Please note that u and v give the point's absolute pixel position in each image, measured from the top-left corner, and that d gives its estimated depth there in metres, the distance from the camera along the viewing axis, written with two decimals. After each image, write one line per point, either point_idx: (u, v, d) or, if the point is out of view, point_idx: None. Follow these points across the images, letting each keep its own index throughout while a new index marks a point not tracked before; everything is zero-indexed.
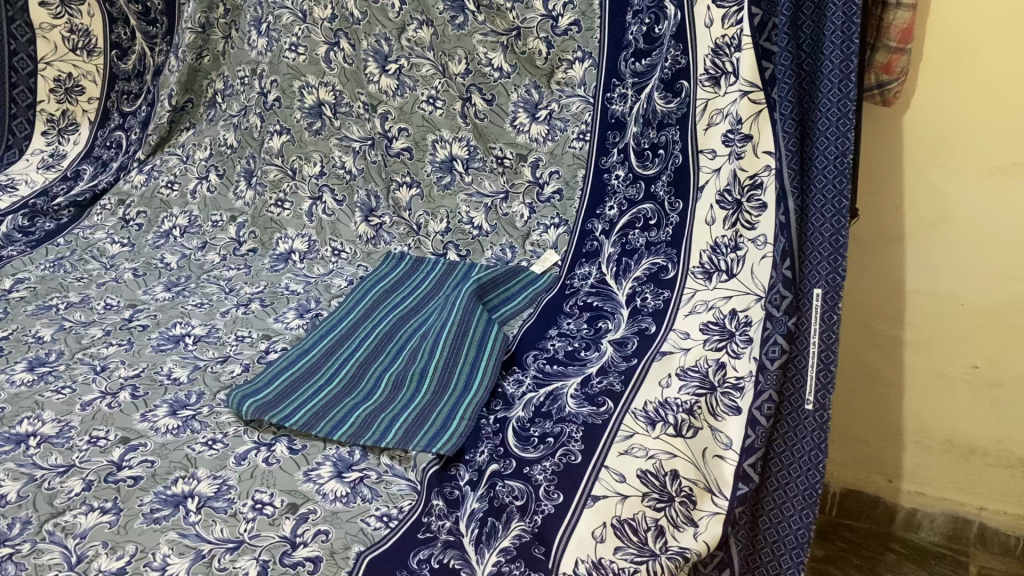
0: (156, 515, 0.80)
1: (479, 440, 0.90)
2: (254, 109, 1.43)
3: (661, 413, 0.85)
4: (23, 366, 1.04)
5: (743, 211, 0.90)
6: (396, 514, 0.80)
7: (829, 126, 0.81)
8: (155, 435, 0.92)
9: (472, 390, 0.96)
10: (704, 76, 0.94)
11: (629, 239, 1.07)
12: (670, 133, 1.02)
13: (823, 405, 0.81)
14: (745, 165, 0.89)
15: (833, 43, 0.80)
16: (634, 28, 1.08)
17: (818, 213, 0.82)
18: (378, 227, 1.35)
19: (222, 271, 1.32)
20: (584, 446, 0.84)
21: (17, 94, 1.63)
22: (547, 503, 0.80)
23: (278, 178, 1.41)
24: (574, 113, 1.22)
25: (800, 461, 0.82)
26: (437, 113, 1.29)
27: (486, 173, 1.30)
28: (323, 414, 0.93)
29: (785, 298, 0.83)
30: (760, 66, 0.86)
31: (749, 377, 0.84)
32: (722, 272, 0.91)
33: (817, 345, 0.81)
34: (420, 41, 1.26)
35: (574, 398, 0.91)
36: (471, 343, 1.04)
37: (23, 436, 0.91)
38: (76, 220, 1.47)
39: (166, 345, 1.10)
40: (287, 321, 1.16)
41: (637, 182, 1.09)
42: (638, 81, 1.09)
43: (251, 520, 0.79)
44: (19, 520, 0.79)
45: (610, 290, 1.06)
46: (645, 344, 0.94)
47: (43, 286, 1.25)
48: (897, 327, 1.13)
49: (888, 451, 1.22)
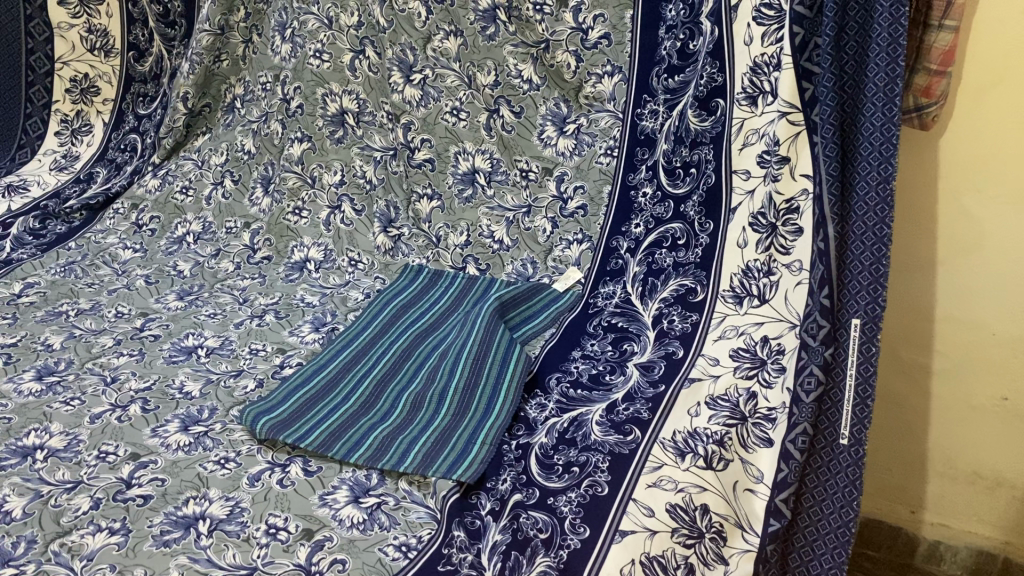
0: (166, 538, 0.77)
1: (500, 468, 0.86)
2: (276, 116, 1.40)
3: (691, 444, 0.82)
4: (31, 375, 1.02)
5: (778, 235, 0.87)
6: (415, 544, 0.77)
7: (872, 150, 0.77)
8: (166, 451, 0.89)
9: (493, 415, 0.93)
10: (741, 95, 0.92)
11: (655, 258, 1.05)
12: (703, 152, 1.00)
13: (859, 440, 0.78)
14: (782, 189, 0.86)
15: (878, 66, 0.76)
16: (668, 43, 1.07)
17: (859, 241, 0.78)
18: (396, 238, 1.31)
19: (236, 280, 1.30)
20: (611, 478, 0.81)
21: (33, 93, 1.61)
22: (573, 537, 0.76)
23: (297, 187, 1.38)
24: (603, 128, 1.20)
25: (834, 498, 0.80)
26: (460, 124, 1.28)
27: (509, 187, 1.27)
28: (339, 435, 0.90)
29: (823, 328, 0.80)
30: (800, 87, 0.84)
31: (781, 409, 0.82)
32: (754, 297, 0.89)
33: (854, 376, 0.78)
34: (446, 51, 1.25)
35: (600, 425, 0.88)
36: (493, 364, 1.00)
37: (30, 449, 0.89)
38: (87, 224, 1.45)
39: (178, 357, 1.07)
40: (303, 335, 1.13)
41: (665, 201, 1.07)
42: (670, 97, 1.07)
43: (265, 546, 0.76)
44: (24, 539, 0.77)
45: (635, 311, 1.03)
46: (672, 368, 0.91)
47: (53, 291, 1.22)
48: (925, 354, 1.10)
49: (912, 482, 1.19)
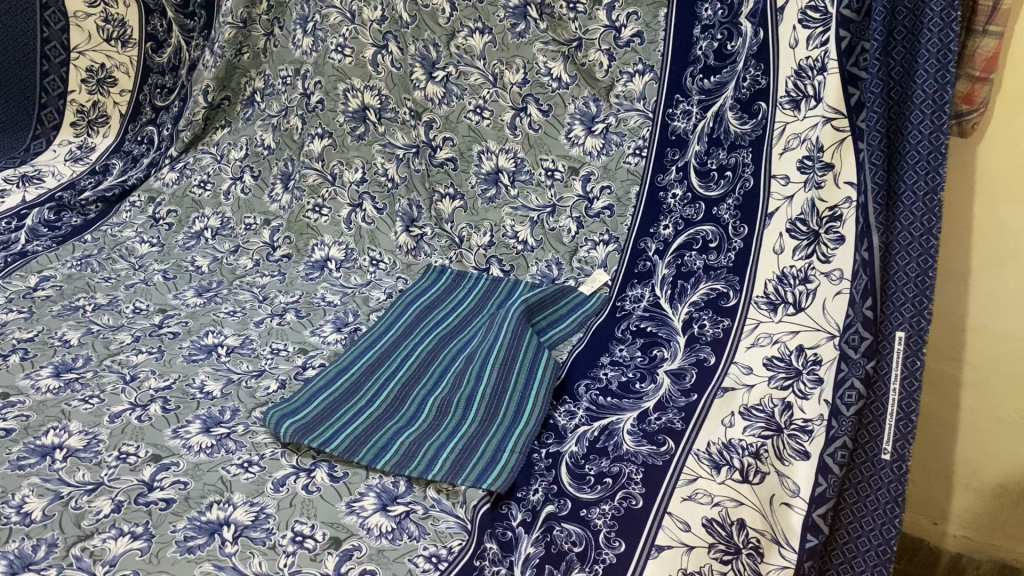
0: (190, 544, 0.75)
1: (532, 477, 0.85)
2: (296, 110, 1.37)
3: (726, 456, 0.81)
4: (49, 371, 1.00)
5: (820, 243, 0.85)
6: (445, 555, 0.75)
7: (919, 159, 0.75)
8: (188, 453, 0.87)
9: (522, 422, 0.91)
10: (785, 99, 0.91)
11: (684, 260, 1.03)
12: (740, 155, 0.98)
13: (901, 456, 0.75)
14: (825, 196, 0.84)
15: (927, 73, 0.74)
16: (704, 43, 1.06)
17: (903, 252, 0.75)
18: (418, 238, 1.29)
19: (255, 277, 1.28)
20: (645, 490, 0.79)
21: (48, 83, 1.60)
22: (608, 551, 0.74)
23: (317, 183, 1.35)
24: (632, 127, 1.18)
25: (873, 514, 0.77)
26: (485, 122, 1.26)
27: (533, 187, 1.25)
28: (365, 440, 0.88)
29: (865, 339, 0.77)
30: (845, 92, 0.82)
31: (818, 421, 0.80)
32: (790, 305, 0.86)
33: (897, 390, 0.75)
34: (470, 48, 1.24)
35: (632, 434, 0.86)
36: (521, 369, 0.99)
37: (49, 448, 0.87)
38: (103, 216, 1.43)
39: (198, 355, 1.05)
40: (324, 335, 1.11)
41: (696, 202, 1.05)
42: (705, 99, 1.06)
43: (291, 555, 0.74)
44: (44, 542, 0.75)
45: (664, 315, 1.01)
46: (704, 376, 0.89)
47: (70, 285, 1.21)
48: (955, 365, 1.06)
49: (937, 492, 1.15)
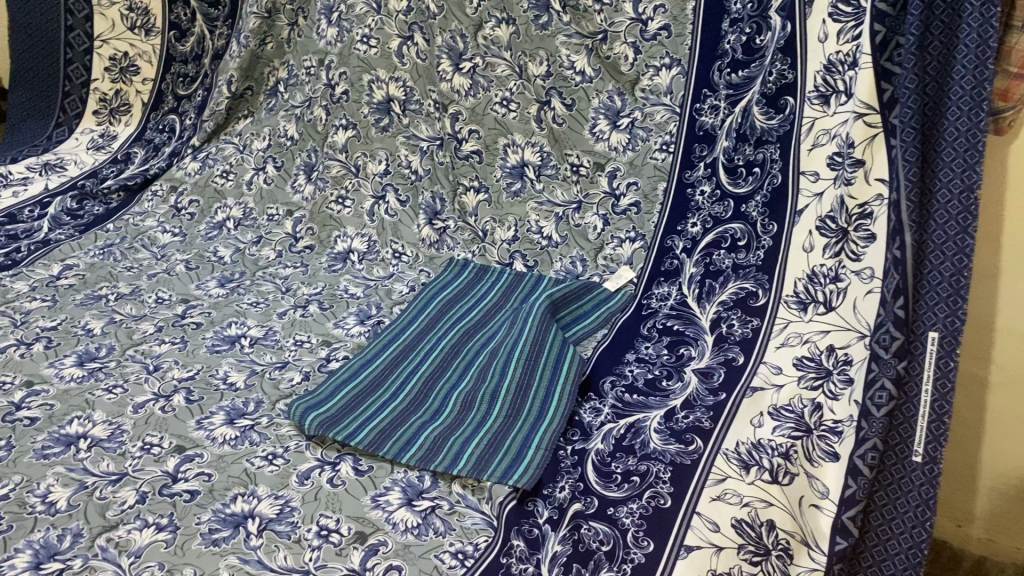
0: (215, 537, 0.75)
1: (557, 474, 0.84)
2: (320, 101, 1.36)
3: (756, 456, 0.80)
4: (72, 360, 1.00)
5: (849, 240, 0.83)
6: (472, 552, 0.74)
7: (954, 156, 0.71)
8: (212, 445, 0.87)
9: (548, 417, 0.90)
10: (813, 93, 0.90)
11: (712, 260, 1.02)
12: (768, 151, 0.98)
13: (933, 459, 0.71)
14: (855, 193, 0.82)
15: (965, 68, 0.71)
16: (732, 37, 1.05)
17: (938, 251, 0.72)
18: (441, 231, 1.29)
19: (277, 268, 1.27)
20: (673, 489, 0.79)
21: (71, 71, 1.62)
22: (637, 551, 0.74)
23: (340, 174, 1.35)
24: (659, 122, 1.16)
25: (904, 517, 0.72)
26: (510, 115, 1.25)
27: (559, 181, 1.25)
28: (390, 434, 0.88)
29: (897, 340, 0.74)
30: (879, 88, 0.79)
31: (848, 422, 0.77)
32: (820, 304, 0.85)
33: (929, 393, 0.71)
34: (497, 39, 1.23)
35: (659, 433, 0.86)
36: (547, 363, 0.98)
37: (73, 437, 0.87)
38: (125, 205, 1.43)
39: (221, 346, 1.05)
40: (347, 327, 1.10)
41: (725, 200, 1.04)
42: (733, 93, 1.05)
43: (317, 549, 0.74)
44: (70, 532, 0.75)
45: (691, 314, 1.00)
46: (733, 376, 0.88)
47: (93, 274, 1.21)
48: (982, 367, 1.00)
49: (960, 497, 1.10)
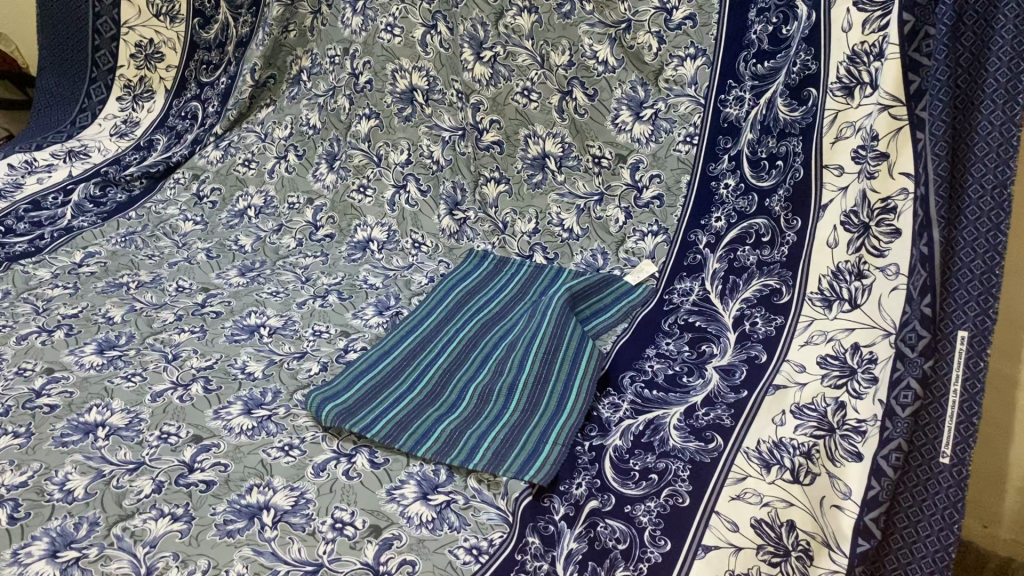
0: (229, 528, 0.74)
1: (574, 471, 0.83)
2: (343, 90, 1.37)
3: (777, 455, 0.78)
4: (92, 348, 1.00)
5: (870, 235, 0.82)
6: (486, 548, 0.74)
7: (988, 151, 0.70)
8: (229, 435, 0.87)
9: (565, 413, 0.89)
10: (836, 85, 0.88)
11: (736, 256, 1.00)
12: (791, 143, 0.96)
13: (962, 460, 0.69)
14: (879, 186, 0.80)
15: (1000, 60, 0.69)
16: (758, 27, 1.03)
17: (969, 247, 0.70)
18: (461, 222, 1.28)
19: (298, 257, 1.27)
20: (692, 487, 0.77)
21: (98, 57, 1.63)
22: (653, 550, 0.73)
23: (362, 163, 1.35)
24: (682, 113, 1.14)
25: (931, 520, 0.70)
26: (531, 105, 1.24)
27: (581, 173, 1.23)
28: (406, 427, 0.87)
29: (922, 338, 0.72)
30: (905, 79, 0.78)
31: (871, 422, 0.75)
32: (845, 301, 0.83)
33: (958, 393, 0.69)
34: (518, 28, 1.21)
35: (678, 430, 0.84)
36: (565, 359, 0.97)
37: (91, 426, 0.87)
38: (148, 193, 1.44)
39: (240, 335, 1.05)
40: (366, 318, 1.10)
41: (749, 194, 1.03)
42: (758, 84, 1.03)
43: (331, 542, 0.73)
44: (86, 520, 0.75)
45: (714, 310, 0.98)
46: (755, 373, 0.87)
47: (114, 262, 1.21)
48: (1013, 364, 0.96)
49: (987, 497, 1.04)
